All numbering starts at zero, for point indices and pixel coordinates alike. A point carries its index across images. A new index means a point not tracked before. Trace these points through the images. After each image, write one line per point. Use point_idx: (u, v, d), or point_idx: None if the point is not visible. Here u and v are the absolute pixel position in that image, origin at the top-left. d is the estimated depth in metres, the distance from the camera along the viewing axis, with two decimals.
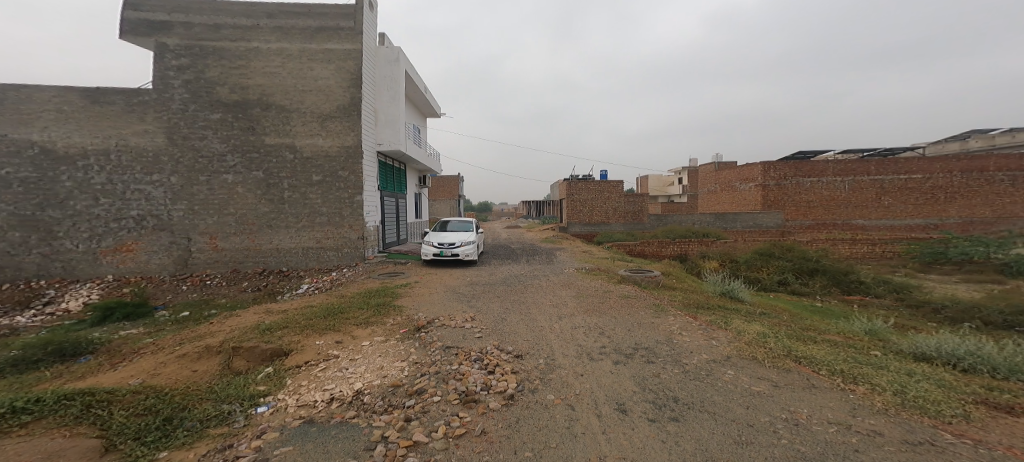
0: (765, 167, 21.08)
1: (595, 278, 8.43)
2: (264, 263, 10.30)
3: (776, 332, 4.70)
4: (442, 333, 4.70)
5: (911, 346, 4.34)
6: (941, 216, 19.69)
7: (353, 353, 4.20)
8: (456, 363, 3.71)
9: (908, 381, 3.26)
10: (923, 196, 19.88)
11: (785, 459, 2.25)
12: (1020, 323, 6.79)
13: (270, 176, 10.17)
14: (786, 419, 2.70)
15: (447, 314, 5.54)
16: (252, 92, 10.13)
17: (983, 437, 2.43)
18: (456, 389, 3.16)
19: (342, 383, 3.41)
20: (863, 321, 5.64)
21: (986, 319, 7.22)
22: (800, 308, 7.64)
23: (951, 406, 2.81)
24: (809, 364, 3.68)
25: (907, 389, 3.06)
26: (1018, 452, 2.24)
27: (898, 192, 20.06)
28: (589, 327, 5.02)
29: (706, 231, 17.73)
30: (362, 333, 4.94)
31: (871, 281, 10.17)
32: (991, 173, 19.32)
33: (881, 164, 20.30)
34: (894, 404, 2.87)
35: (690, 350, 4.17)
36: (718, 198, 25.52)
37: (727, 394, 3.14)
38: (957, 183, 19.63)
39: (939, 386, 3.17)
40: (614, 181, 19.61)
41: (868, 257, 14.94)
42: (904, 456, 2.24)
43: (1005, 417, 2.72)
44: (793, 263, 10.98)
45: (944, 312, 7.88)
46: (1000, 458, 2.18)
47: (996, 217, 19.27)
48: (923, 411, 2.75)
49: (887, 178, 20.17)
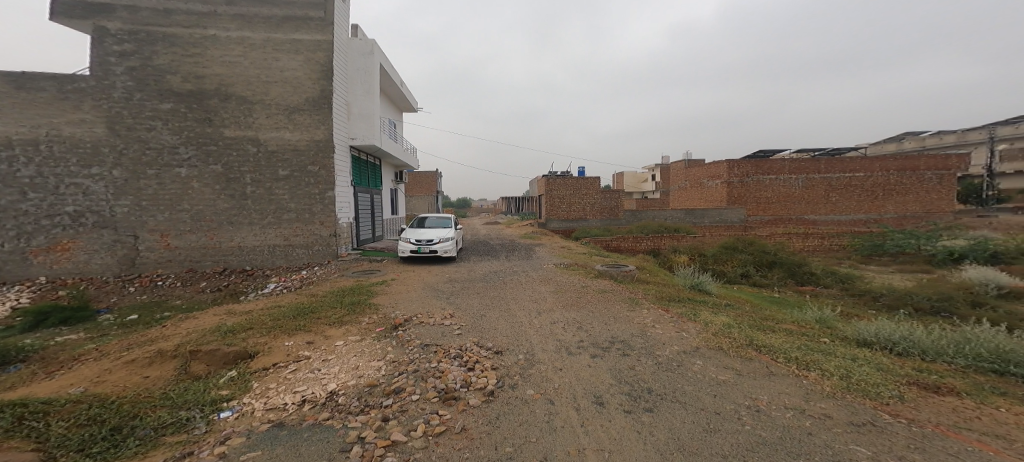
0: (730, 164, 21.88)
1: (573, 273, 8.58)
2: (224, 262, 9.86)
3: (740, 323, 4.93)
4: (420, 330, 4.65)
5: (854, 333, 4.64)
6: (880, 212, 21.11)
7: (325, 353, 4.10)
8: (435, 361, 3.68)
9: (852, 365, 3.51)
10: (865, 193, 21.18)
11: (749, 444, 2.37)
12: (945, 309, 7.44)
13: (230, 170, 9.72)
14: (749, 407, 2.84)
15: (425, 311, 5.51)
16: (208, 82, 9.63)
17: (915, 416, 2.64)
18: (435, 386, 3.16)
19: (314, 384, 3.33)
20: (815, 310, 5.99)
21: (917, 305, 7.85)
22: (762, 299, 8.05)
23: (888, 388, 3.03)
24: (768, 352, 3.88)
25: (852, 373, 3.28)
26: (944, 429, 2.44)
27: (844, 189, 21.30)
28: (567, 322, 5.10)
29: (677, 226, 18.28)
30: (337, 332, 4.83)
31: (822, 272, 10.79)
32: (922, 172, 21.01)
33: (830, 163, 21.41)
34: (841, 388, 3.06)
35: (662, 342, 4.30)
36: (688, 194, 26.29)
37: (697, 383, 3.26)
38: (893, 181, 21.11)
39: (878, 369, 3.42)
40: (592, 178, 19.78)
41: (823, 250, 15.86)
42: (849, 437, 2.41)
43: (935, 396, 2.97)
44: (754, 256, 11.48)
45: (882, 300, 8.48)
46: (930, 435, 2.38)
47: (926, 212, 21.05)
48: (865, 393, 2.95)
49: (835, 176, 21.32)
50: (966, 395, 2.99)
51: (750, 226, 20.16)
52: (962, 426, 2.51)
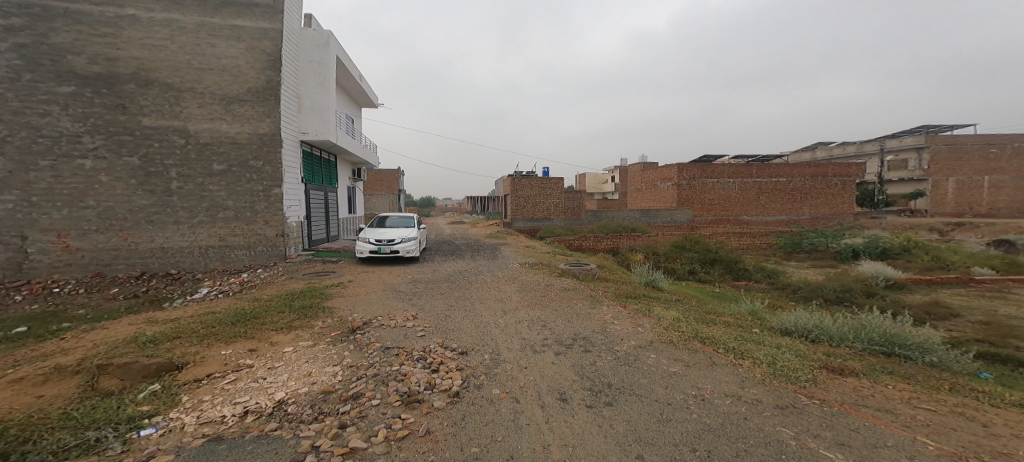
0: (680, 167, 23.15)
1: (538, 272, 8.69)
2: (143, 265, 8.95)
3: (688, 317, 5.22)
4: (380, 333, 4.51)
5: (777, 322, 5.05)
6: (797, 213, 23.21)
7: (271, 361, 3.87)
8: (397, 364, 3.58)
9: (776, 352, 3.83)
10: (786, 196, 23.23)
11: (696, 432, 2.52)
12: (847, 298, 8.45)
13: (149, 163, 8.85)
14: (695, 396, 3.01)
15: (385, 313, 5.36)
16: (122, 65, 8.69)
17: (826, 396, 2.96)
18: (397, 390, 3.07)
19: (259, 394, 3.13)
20: (748, 302, 6.50)
21: (825, 295, 8.81)
22: (705, 294, 8.63)
23: (805, 372, 3.37)
24: (711, 343, 4.13)
25: (777, 360, 3.59)
26: (848, 408, 2.76)
27: (770, 192, 23.18)
28: (532, 320, 5.15)
29: (635, 226, 19.05)
30: (286, 338, 4.56)
31: (754, 268, 11.74)
32: (829, 178, 23.27)
33: (761, 168, 23.20)
34: (769, 374, 3.33)
35: (621, 337, 4.45)
36: (643, 196, 27.45)
37: (652, 376, 3.41)
38: (807, 185, 23.23)
39: (796, 355, 3.76)
40: (556, 178, 20.06)
41: (758, 248, 17.22)
42: (778, 419, 2.63)
43: (840, 378, 3.34)
44: (699, 253, 12.16)
45: (799, 292, 9.30)
46: (838, 414, 2.68)
47: (833, 214, 23.39)
48: (786, 378, 3.25)
49: (763, 180, 23.16)
50: (878, 378, 3.39)
51: (697, 227, 21.42)
52: (862, 404, 2.85)
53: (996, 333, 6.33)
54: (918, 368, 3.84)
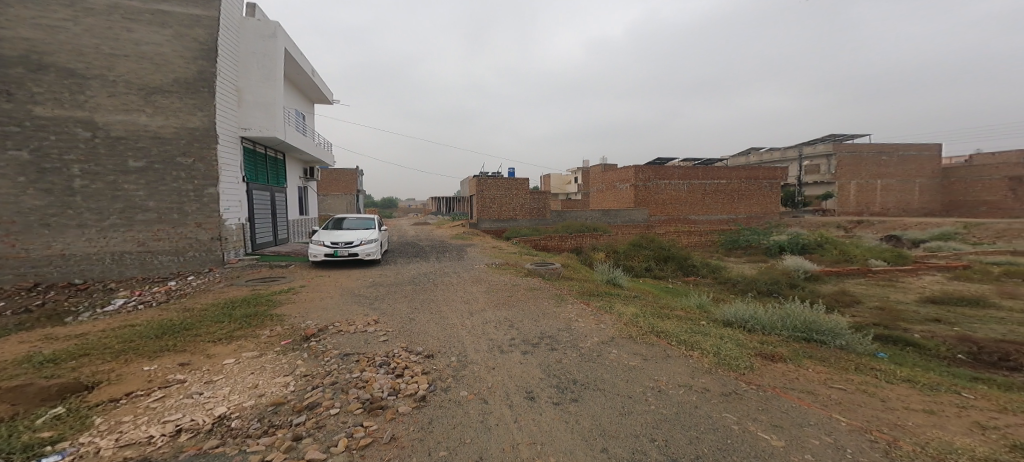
0: (636, 169, 24.08)
1: (503, 272, 8.71)
2: (36, 276, 7.52)
3: (645, 312, 5.46)
4: (337, 340, 4.33)
5: (721, 314, 5.42)
6: (734, 213, 25.11)
7: (207, 375, 3.58)
8: (358, 370, 3.46)
9: (720, 342, 4.12)
10: (725, 197, 24.99)
11: (655, 422, 2.63)
12: (776, 290, 9.29)
13: (45, 157, 7.54)
14: (652, 388, 3.14)
15: (343, 318, 5.17)
16: (7, 45, 7.40)
17: (760, 381, 3.25)
18: (358, 396, 2.97)
19: (196, 411, 2.89)
20: (698, 296, 6.92)
21: (758, 287, 9.61)
22: (658, 289, 9.10)
23: (743, 359, 3.67)
24: (665, 336, 4.35)
25: (720, 350, 3.88)
26: (780, 392, 3.05)
27: (712, 194, 24.83)
28: (498, 321, 5.14)
29: (596, 225, 19.62)
30: (226, 350, 4.25)
31: (701, 264, 12.47)
32: (762, 180, 25.33)
33: (706, 171, 24.67)
34: (714, 363, 3.58)
35: (585, 334, 4.57)
36: (604, 196, 28.28)
37: (614, 371, 3.52)
38: (743, 187, 25.14)
39: (736, 345, 4.08)
40: (522, 179, 20.19)
41: (705, 246, 18.32)
42: (724, 406, 2.83)
43: (772, 364, 3.68)
44: (654, 251, 12.75)
45: (738, 285, 10.03)
46: (771, 398, 2.95)
47: (764, 213, 25.60)
48: (728, 366, 3.52)
49: (708, 182, 24.73)
50: (808, 364, 3.74)
51: (653, 226, 22.43)
52: (789, 387, 3.17)
53: (889, 318, 7.25)
54: (833, 353, 4.24)
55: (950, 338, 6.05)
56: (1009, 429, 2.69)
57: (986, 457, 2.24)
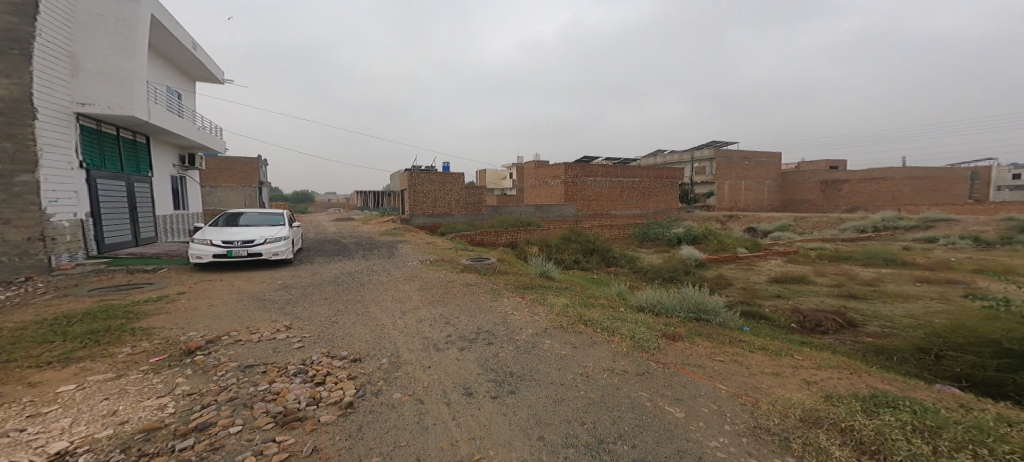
0: (566, 166, 25.22)
1: (439, 269, 8.54)
2: None
3: (574, 302, 5.82)
4: (235, 351, 3.87)
5: (635, 300, 5.97)
6: (645, 208, 28.25)
7: (35, 407, 2.77)
8: (266, 383, 3.15)
9: (636, 327, 4.56)
10: (638, 194, 27.95)
11: (584, 407, 2.81)
12: (675, 277, 10.48)
13: None
14: (581, 374, 3.36)
15: (244, 327, 4.64)
16: None
17: (666, 360, 3.69)
18: (267, 411, 2.71)
19: (23, 449, 2.26)
20: (618, 285, 7.50)
21: (661, 274, 10.77)
22: (584, 279, 9.69)
23: (652, 341, 4.14)
24: (593, 324, 4.66)
25: (635, 334, 4.30)
26: (683, 369, 3.48)
27: (629, 190, 27.45)
28: (434, 319, 5.06)
29: (530, 220, 20.18)
30: (61, 376, 3.34)
31: (623, 256, 13.49)
32: (665, 179, 28.99)
33: (624, 169, 27.07)
34: (631, 347, 3.96)
35: (521, 327, 4.70)
36: (537, 192, 29.09)
37: (548, 361, 3.67)
38: (651, 185, 28.46)
39: (647, 328, 4.57)
40: (456, 174, 19.93)
41: (622, 238, 19.87)
42: (640, 385, 3.15)
43: (676, 344, 4.19)
44: (582, 244, 13.51)
45: (649, 273, 11.07)
46: (674, 374, 3.37)
47: (666, 208, 29.40)
48: (642, 348, 3.94)
49: (625, 180, 27.20)
50: (700, 341, 4.32)
51: (581, 220, 23.73)
52: (687, 364, 3.65)
53: (748, 296, 8.67)
54: (715, 329, 4.92)
55: (785, 311, 7.45)
56: (824, 382, 3.38)
57: (815, 408, 2.77)
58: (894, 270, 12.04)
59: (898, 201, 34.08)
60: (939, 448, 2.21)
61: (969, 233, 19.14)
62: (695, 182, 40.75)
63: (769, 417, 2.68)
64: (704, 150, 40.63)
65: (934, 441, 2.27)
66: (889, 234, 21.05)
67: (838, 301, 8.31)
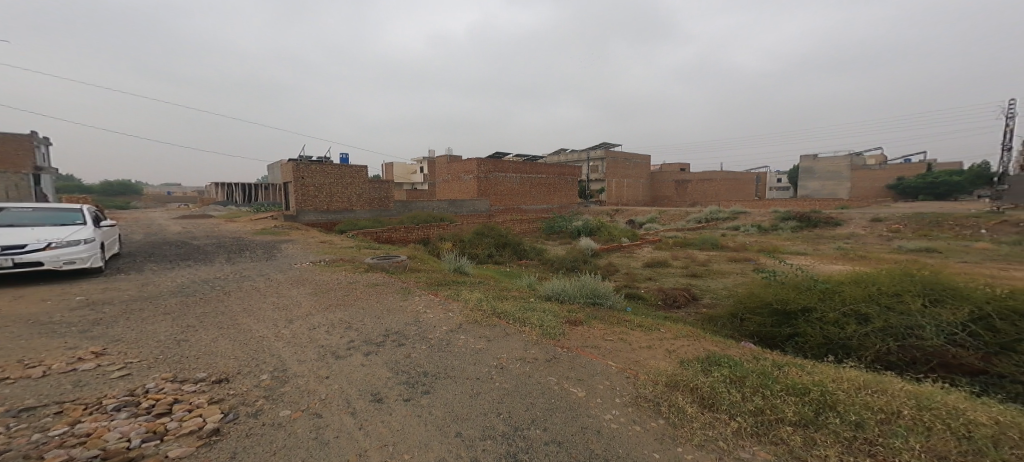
0: (479, 161, 25.35)
1: (338, 270, 7.86)
2: None
3: (487, 295, 5.90)
4: (6, 392, 2.85)
5: (545, 289, 6.29)
6: (551, 203, 30.01)
7: None
8: (62, 426, 2.43)
9: (546, 316, 4.82)
10: (546, 189, 29.52)
11: (501, 397, 2.89)
12: (577, 266, 11.33)
13: None
14: (496, 365, 3.43)
15: (16, 361, 3.41)
16: None
17: (571, 344, 3.99)
18: (72, 459, 2.11)
19: None
20: (530, 277, 7.79)
21: (565, 264, 11.56)
22: (499, 273, 9.88)
23: (559, 328, 4.43)
24: (506, 316, 4.78)
25: (545, 322, 4.55)
26: (586, 352, 3.80)
27: (537, 186, 28.82)
28: (332, 324, 4.64)
29: (442, 216, 19.81)
30: None
31: (532, 249, 14.09)
32: (569, 176, 31.16)
33: (534, 166, 28.29)
34: (540, 334, 4.19)
35: (434, 325, 4.60)
36: (449, 187, 28.56)
37: (462, 357, 3.67)
38: (557, 181, 30.33)
39: (554, 316, 4.88)
40: (357, 166, 18.54)
41: (531, 232, 20.79)
42: (551, 369, 3.37)
43: (579, 328, 4.57)
44: (495, 239, 13.71)
45: (556, 264, 11.76)
46: (576, 356, 3.67)
47: (570, 202, 31.66)
48: (550, 335, 4.19)
49: (535, 176, 28.45)
50: (596, 324, 4.77)
51: (494, 215, 24.12)
52: (588, 346, 3.99)
53: (630, 280, 9.87)
54: (608, 312, 5.48)
55: (654, 290, 8.70)
56: (679, 349, 4.03)
57: (674, 373, 3.27)
58: (716, 251, 15.11)
59: (718, 199, 43.26)
60: (748, 391, 2.83)
61: (766, 220, 25.02)
62: (590, 179, 44.62)
63: (646, 386, 3.09)
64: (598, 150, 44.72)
65: (743, 386, 2.91)
66: (722, 223, 26.07)
67: (687, 279, 10.05)
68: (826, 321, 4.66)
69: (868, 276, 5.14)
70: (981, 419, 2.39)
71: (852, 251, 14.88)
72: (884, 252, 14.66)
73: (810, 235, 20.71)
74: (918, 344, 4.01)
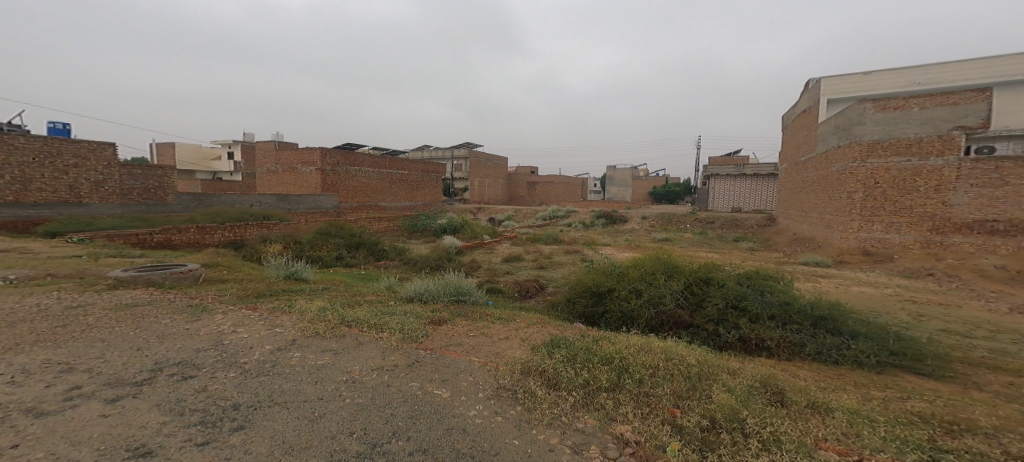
0: (323, 152, 22.37)
1: (45, 288, 5.44)
2: None
3: (333, 303, 5.22)
4: None
5: (406, 291, 5.97)
6: (414, 200, 29.20)
7: None
8: None
9: (407, 319, 4.55)
10: (408, 186, 28.54)
11: (351, 414, 2.56)
12: (442, 264, 11.21)
13: None
14: (346, 381, 3.04)
15: None
16: None
17: (434, 346, 3.87)
18: None
19: None
20: (387, 279, 7.27)
21: (430, 264, 11.25)
22: (350, 277, 8.92)
23: (421, 330, 4.24)
24: (357, 325, 4.32)
25: (405, 325, 4.30)
26: (449, 351, 3.73)
27: (399, 183, 27.63)
28: (45, 365, 3.13)
29: (267, 213, 16.59)
30: None
31: (391, 248, 13.23)
32: (432, 174, 30.80)
33: (394, 161, 26.92)
34: (399, 339, 3.93)
35: (250, 345, 3.75)
36: (278, 179, 23.90)
37: (296, 377, 3.10)
38: (419, 178, 29.59)
39: (415, 317, 4.66)
40: (104, 143, 14.43)
41: (391, 231, 19.48)
42: (410, 375, 3.18)
43: (441, 328, 4.48)
44: (345, 239, 12.34)
45: (419, 263, 11.36)
46: (440, 357, 3.57)
47: (434, 200, 31.41)
48: (411, 338, 3.97)
49: (395, 172, 27.13)
50: (460, 322, 4.77)
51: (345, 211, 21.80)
52: (451, 345, 3.94)
53: (491, 275, 10.27)
54: (472, 308, 5.57)
55: (513, 283, 9.30)
56: (532, 337, 4.37)
57: (527, 359, 3.52)
58: (556, 245, 17.22)
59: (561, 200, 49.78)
60: (579, 367, 3.26)
61: (587, 217, 29.78)
62: (455, 177, 45.16)
63: (506, 376, 3.23)
64: (461, 149, 45.21)
65: (576, 362, 3.34)
66: (559, 220, 29.94)
67: (538, 271, 11.08)
68: (620, 298, 5.86)
69: (638, 261, 6.57)
70: (690, 363, 3.34)
71: (633, 242, 19.15)
72: (649, 242, 19.30)
73: (615, 229, 25.64)
74: (662, 309, 5.48)
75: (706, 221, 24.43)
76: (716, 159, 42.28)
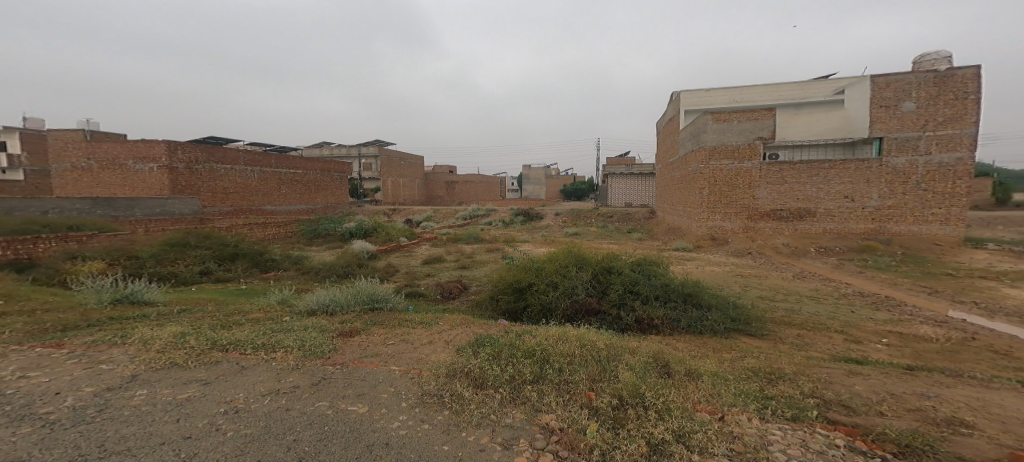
0: (170, 146, 18.43)
1: None
2: None
3: (198, 327, 4.49)
4: None
5: (305, 303, 5.44)
6: (312, 203, 26.85)
7: None
8: None
9: (309, 334, 4.18)
10: (299, 187, 26.06)
11: (237, 448, 2.25)
12: (350, 271, 10.44)
13: None
14: (226, 412, 2.67)
15: None
16: None
17: (344, 359, 3.63)
18: None
19: None
20: (279, 292, 6.51)
21: (337, 271, 10.39)
22: (228, 294, 7.76)
23: (327, 344, 3.94)
24: (235, 348, 3.84)
25: (305, 341, 3.95)
26: (362, 363, 3.53)
27: (291, 183, 25.16)
28: None
29: (91, 220, 12.81)
30: None
31: (282, 257, 11.80)
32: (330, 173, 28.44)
33: (278, 159, 24.28)
34: (300, 357, 3.59)
35: (54, 391, 2.94)
36: (97, 177, 18.87)
37: (141, 419, 2.57)
38: (314, 178, 27.21)
39: (319, 331, 4.31)
40: None
41: (281, 237, 17.44)
42: (312, 395, 2.92)
43: (352, 339, 4.22)
44: (213, 250, 10.58)
45: (322, 272, 10.42)
46: (354, 370, 3.37)
47: (335, 202, 29.12)
48: (315, 355, 3.66)
49: (283, 171, 24.55)
50: (376, 330, 4.54)
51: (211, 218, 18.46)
52: (365, 356, 3.73)
53: (409, 279, 9.89)
54: (389, 315, 5.33)
55: (434, 285, 9.12)
56: (453, 338, 4.37)
57: (452, 361, 3.49)
58: (476, 244, 17.22)
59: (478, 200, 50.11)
60: (504, 363, 3.35)
61: (506, 215, 30.26)
62: (363, 177, 42.31)
63: (430, 381, 3.19)
64: (369, 147, 42.44)
65: (500, 359, 3.43)
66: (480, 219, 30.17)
67: (457, 272, 11.01)
68: (536, 291, 6.16)
69: (555, 254, 6.95)
70: (600, 347, 3.68)
71: (549, 237, 20.15)
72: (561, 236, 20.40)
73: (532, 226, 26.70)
74: (576, 298, 5.93)
75: (604, 216, 26.66)
76: (612, 159, 45.97)
